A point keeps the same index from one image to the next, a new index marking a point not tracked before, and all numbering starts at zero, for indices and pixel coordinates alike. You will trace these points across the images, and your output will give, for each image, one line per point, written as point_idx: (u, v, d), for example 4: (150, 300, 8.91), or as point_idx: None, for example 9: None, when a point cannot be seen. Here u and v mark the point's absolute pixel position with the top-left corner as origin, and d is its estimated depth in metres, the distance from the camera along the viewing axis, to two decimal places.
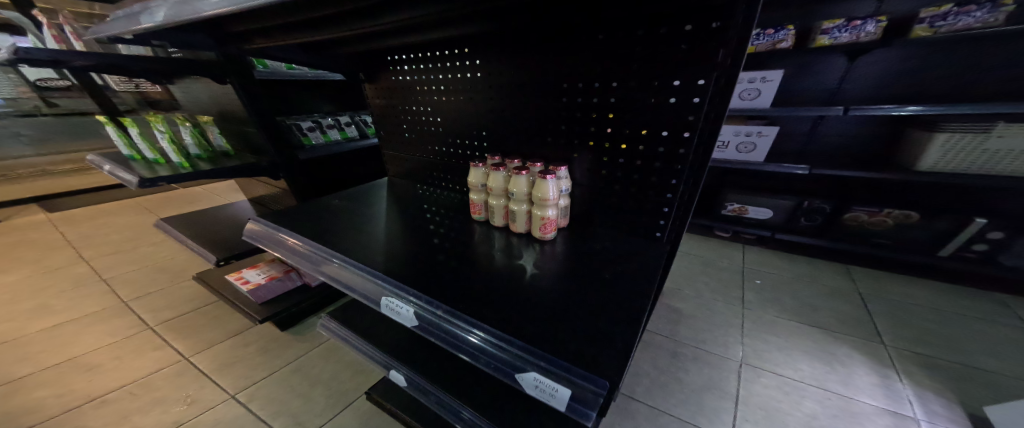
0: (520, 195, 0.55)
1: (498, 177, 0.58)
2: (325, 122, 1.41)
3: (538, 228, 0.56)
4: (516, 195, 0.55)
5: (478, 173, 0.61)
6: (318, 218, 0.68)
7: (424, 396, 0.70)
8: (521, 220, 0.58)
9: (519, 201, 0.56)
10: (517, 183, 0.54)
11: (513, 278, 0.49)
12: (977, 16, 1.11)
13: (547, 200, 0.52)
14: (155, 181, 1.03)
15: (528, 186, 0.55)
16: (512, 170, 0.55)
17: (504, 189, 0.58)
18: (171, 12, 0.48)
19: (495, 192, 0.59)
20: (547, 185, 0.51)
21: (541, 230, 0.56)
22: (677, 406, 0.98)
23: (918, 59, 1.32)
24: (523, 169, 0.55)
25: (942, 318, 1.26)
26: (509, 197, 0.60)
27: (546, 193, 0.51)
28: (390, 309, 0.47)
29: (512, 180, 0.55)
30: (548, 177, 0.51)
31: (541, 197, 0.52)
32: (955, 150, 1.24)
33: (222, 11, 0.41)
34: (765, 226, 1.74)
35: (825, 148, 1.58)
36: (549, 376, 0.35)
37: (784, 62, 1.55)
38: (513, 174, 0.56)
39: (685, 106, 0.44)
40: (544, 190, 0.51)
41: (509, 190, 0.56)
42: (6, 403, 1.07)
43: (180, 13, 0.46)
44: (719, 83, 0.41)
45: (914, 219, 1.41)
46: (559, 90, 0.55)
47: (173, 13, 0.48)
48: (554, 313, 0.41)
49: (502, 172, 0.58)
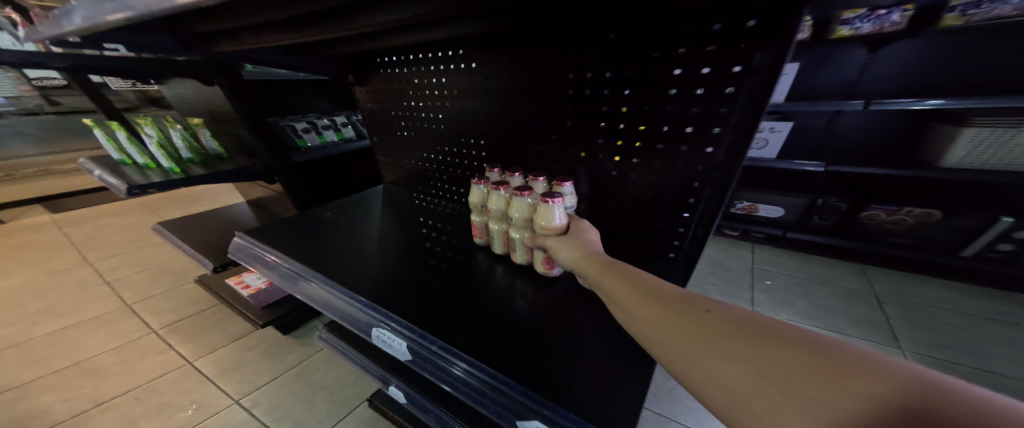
0: (523, 221, 0.49)
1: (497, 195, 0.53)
2: (320, 122, 1.34)
3: (540, 262, 0.50)
4: (517, 220, 0.49)
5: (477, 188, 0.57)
6: (308, 235, 0.65)
7: (423, 413, 0.66)
8: (522, 249, 0.52)
9: (521, 229, 0.50)
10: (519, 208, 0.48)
11: (519, 305, 0.46)
12: (1015, 3, 1.04)
13: (550, 229, 0.46)
14: (146, 188, 0.99)
15: (531, 212, 0.49)
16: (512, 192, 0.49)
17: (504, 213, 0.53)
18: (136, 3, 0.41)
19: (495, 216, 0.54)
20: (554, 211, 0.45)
21: (544, 264, 0.50)
22: (683, 413, 1.02)
23: (943, 51, 1.25)
24: (526, 190, 0.49)
25: (965, 321, 1.20)
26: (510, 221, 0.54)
27: (551, 219, 0.45)
28: (382, 341, 0.45)
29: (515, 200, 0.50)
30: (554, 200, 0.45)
31: (546, 225, 0.45)
32: (985, 147, 1.18)
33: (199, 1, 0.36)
34: (776, 224, 1.69)
35: (844, 144, 1.50)
36: (552, 425, 0.32)
37: (801, 55, 1.48)
38: (513, 196, 0.50)
39: (709, 118, 0.40)
40: (550, 217, 0.45)
41: (508, 215, 0.51)
42: (13, 408, 1.05)
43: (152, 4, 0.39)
44: (752, 91, 0.36)
45: (935, 218, 1.36)
46: (563, 97, 0.51)
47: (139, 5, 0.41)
48: (561, 351, 0.38)
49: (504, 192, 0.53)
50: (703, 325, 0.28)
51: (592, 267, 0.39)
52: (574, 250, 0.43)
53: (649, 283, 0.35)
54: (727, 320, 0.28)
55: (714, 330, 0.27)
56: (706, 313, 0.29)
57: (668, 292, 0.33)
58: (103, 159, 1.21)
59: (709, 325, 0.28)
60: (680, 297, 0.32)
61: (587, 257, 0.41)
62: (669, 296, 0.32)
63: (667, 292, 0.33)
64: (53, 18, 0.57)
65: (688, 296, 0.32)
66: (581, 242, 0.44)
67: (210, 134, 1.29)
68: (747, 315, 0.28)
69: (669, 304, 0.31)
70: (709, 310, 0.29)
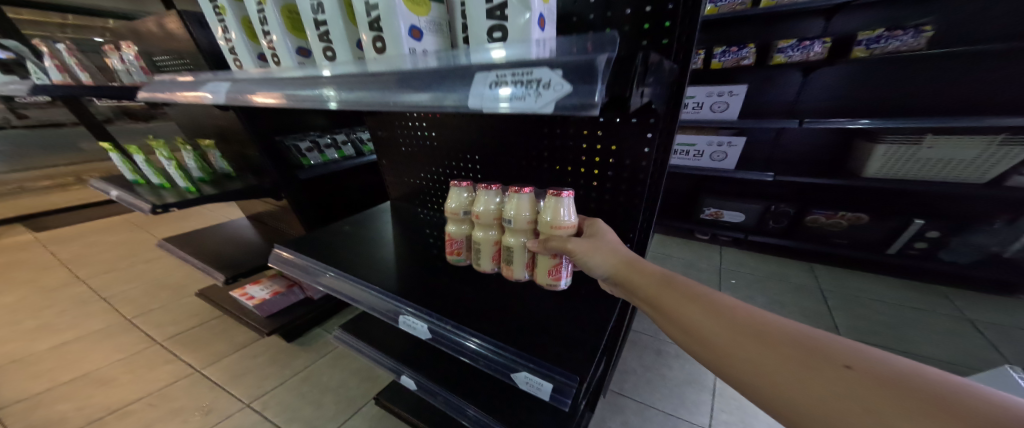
0: (527, 221, 0.53)
1: (490, 198, 0.57)
2: (322, 141, 1.44)
3: (548, 273, 0.53)
4: (519, 220, 0.53)
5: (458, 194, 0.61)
6: (331, 245, 0.77)
7: (431, 396, 0.77)
8: (523, 262, 0.57)
9: (521, 231, 0.54)
10: (522, 206, 0.52)
11: (508, 296, 0.60)
12: (904, 40, 1.30)
13: (560, 225, 0.49)
14: (168, 207, 1.07)
15: (532, 213, 0.54)
16: (511, 191, 0.53)
17: (496, 218, 0.58)
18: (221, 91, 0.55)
19: (485, 222, 0.57)
20: (563, 208, 0.50)
21: (551, 275, 0.54)
22: (660, 400, 1.15)
23: (861, 77, 1.50)
24: (527, 188, 0.53)
25: (894, 310, 1.39)
26: (499, 229, 0.59)
27: (561, 215, 0.49)
28: (407, 325, 0.55)
29: (514, 199, 0.54)
30: (562, 196, 0.50)
31: (559, 223, 0.49)
32: (896, 159, 1.39)
33: (272, 100, 0.48)
34: (739, 228, 1.88)
35: (791, 155, 1.73)
36: (537, 374, 0.45)
37: (750, 77, 1.74)
38: (512, 196, 0.54)
39: (639, 154, 0.56)
40: (559, 212, 0.49)
41: (507, 217, 0.54)
42: (28, 418, 1.10)
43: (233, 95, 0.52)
44: (661, 137, 0.52)
45: (864, 220, 1.56)
46: (539, 133, 0.66)
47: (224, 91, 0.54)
48: (541, 328, 0.52)
49: (496, 198, 0.58)
50: (838, 385, 0.28)
51: (652, 282, 0.43)
52: (608, 257, 0.47)
53: (759, 325, 0.36)
54: (872, 380, 0.27)
55: (852, 390, 0.27)
56: (846, 370, 0.29)
57: (786, 340, 0.33)
58: (115, 180, 1.28)
59: (845, 386, 0.28)
60: (805, 347, 0.32)
61: (633, 267, 0.46)
62: (791, 345, 0.32)
63: (784, 340, 0.33)
64: (173, 83, 0.76)
65: (812, 346, 0.32)
66: (604, 242, 0.50)
67: (219, 154, 1.39)
68: (891, 369, 0.28)
69: (787, 355, 0.32)
70: (849, 367, 0.29)
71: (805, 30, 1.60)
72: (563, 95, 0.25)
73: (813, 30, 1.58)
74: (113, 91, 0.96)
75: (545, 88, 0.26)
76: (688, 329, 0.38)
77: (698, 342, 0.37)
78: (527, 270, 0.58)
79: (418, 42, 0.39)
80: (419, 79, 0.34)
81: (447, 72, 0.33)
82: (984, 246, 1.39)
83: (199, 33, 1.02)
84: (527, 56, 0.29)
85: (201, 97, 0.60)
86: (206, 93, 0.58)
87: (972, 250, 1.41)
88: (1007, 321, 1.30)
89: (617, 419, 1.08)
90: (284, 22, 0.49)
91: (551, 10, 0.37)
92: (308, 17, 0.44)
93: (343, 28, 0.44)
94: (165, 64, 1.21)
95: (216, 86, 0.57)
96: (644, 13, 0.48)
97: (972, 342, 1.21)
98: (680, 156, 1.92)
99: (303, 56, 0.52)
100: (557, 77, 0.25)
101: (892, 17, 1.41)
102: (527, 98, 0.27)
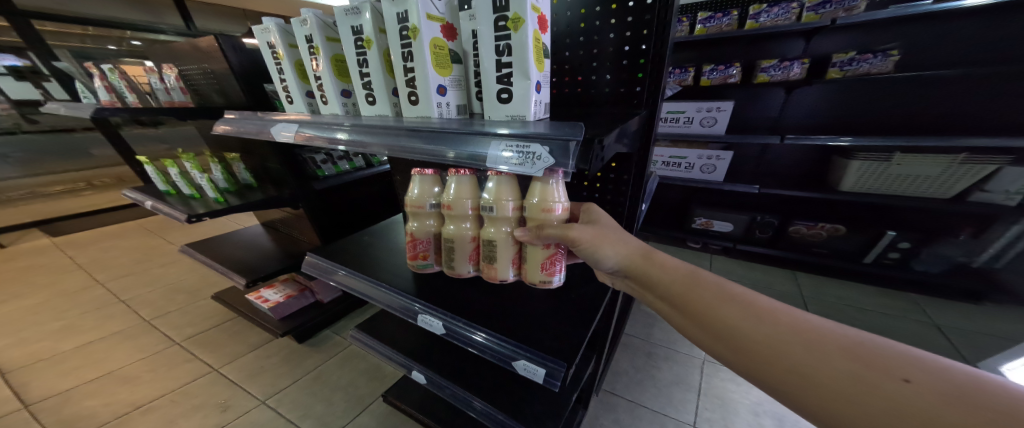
0: (515, 205, 0.56)
1: (462, 189, 0.59)
2: (335, 153, 1.56)
3: (543, 269, 0.57)
4: (503, 207, 0.55)
5: (424, 185, 0.63)
6: (354, 253, 0.87)
7: (440, 389, 0.86)
8: (507, 261, 0.59)
9: (504, 219, 0.56)
10: (504, 192, 0.55)
11: (508, 299, 0.69)
12: (874, 62, 1.42)
13: (549, 210, 0.52)
14: (201, 216, 1.17)
15: (514, 201, 0.56)
16: (491, 173, 0.55)
17: (470, 209, 0.60)
18: (277, 128, 0.66)
19: (458, 214, 0.59)
20: (553, 193, 0.52)
21: (545, 272, 0.58)
22: (650, 399, 1.24)
23: (838, 96, 1.61)
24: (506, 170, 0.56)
25: (870, 316, 1.48)
26: (475, 223, 0.61)
27: (552, 199, 0.52)
28: (425, 322, 0.64)
29: (495, 185, 0.56)
30: (552, 182, 0.53)
31: (548, 207, 0.52)
32: (869, 175, 1.50)
33: (320, 140, 0.59)
34: (728, 237, 1.98)
35: (777, 169, 1.84)
36: (534, 362, 0.54)
37: (736, 94, 1.85)
38: (490, 180, 0.56)
39: (619, 179, 0.66)
40: (549, 197, 0.52)
41: (486, 203, 0.56)
42: (59, 412, 1.19)
43: (287, 130, 0.64)
44: (637, 166, 0.63)
45: (842, 232, 1.67)
46: None
47: (279, 129, 0.66)
48: (536, 326, 0.62)
49: (469, 186, 0.59)
50: (900, 396, 0.32)
51: (681, 282, 0.50)
52: (622, 252, 0.54)
53: (813, 336, 0.40)
54: (932, 394, 0.31)
55: (913, 402, 0.31)
56: (905, 383, 0.33)
57: (841, 350, 0.37)
58: (147, 191, 1.39)
59: (905, 398, 0.32)
60: (861, 359, 0.36)
61: (661, 267, 0.52)
62: (847, 356, 0.36)
63: (839, 348, 0.37)
64: (233, 119, 0.89)
65: (869, 356, 0.36)
66: (612, 231, 0.55)
67: (243, 166, 1.48)
68: (944, 384, 0.32)
69: (844, 364, 0.36)
70: (908, 381, 0.33)
71: (787, 51, 1.71)
72: (549, 164, 0.35)
73: (794, 50, 1.69)
74: (166, 113, 1.08)
75: (537, 158, 0.36)
76: (732, 331, 0.43)
77: (749, 352, 0.41)
78: (513, 269, 0.60)
79: (443, 96, 0.49)
80: (443, 135, 0.45)
81: (465, 133, 0.43)
82: (951, 257, 1.51)
83: (235, 57, 1.13)
84: (526, 130, 0.39)
85: (259, 132, 0.72)
86: (266, 128, 0.70)
87: (939, 260, 1.53)
88: (973, 326, 1.39)
89: (609, 417, 1.16)
90: (333, 69, 0.60)
91: (545, 75, 0.47)
92: (354, 70, 0.56)
93: (382, 80, 0.55)
94: (193, 77, 1.31)
95: (275, 127, 0.69)
96: (623, 64, 0.59)
97: (940, 347, 1.30)
98: (672, 168, 2.03)
99: (345, 96, 0.64)
100: (545, 151, 0.35)
101: (865, 41, 1.53)
102: (524, 164, 0.37)
